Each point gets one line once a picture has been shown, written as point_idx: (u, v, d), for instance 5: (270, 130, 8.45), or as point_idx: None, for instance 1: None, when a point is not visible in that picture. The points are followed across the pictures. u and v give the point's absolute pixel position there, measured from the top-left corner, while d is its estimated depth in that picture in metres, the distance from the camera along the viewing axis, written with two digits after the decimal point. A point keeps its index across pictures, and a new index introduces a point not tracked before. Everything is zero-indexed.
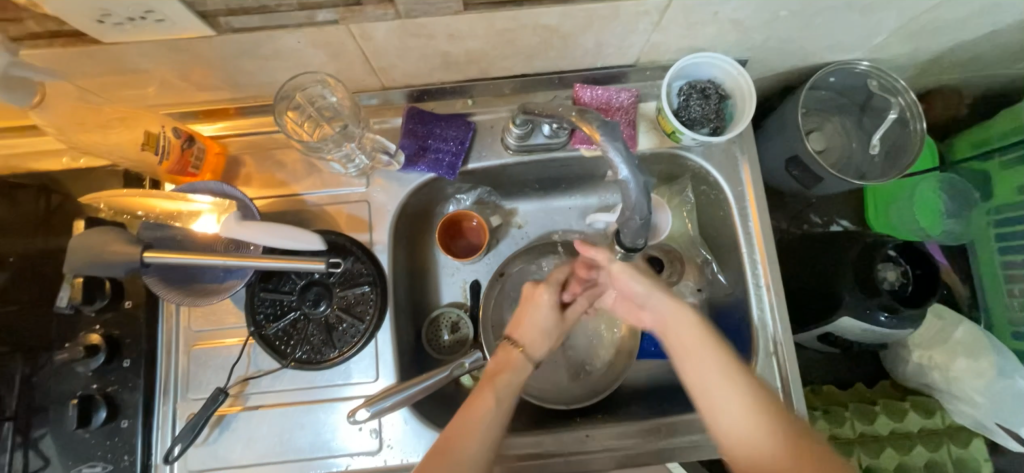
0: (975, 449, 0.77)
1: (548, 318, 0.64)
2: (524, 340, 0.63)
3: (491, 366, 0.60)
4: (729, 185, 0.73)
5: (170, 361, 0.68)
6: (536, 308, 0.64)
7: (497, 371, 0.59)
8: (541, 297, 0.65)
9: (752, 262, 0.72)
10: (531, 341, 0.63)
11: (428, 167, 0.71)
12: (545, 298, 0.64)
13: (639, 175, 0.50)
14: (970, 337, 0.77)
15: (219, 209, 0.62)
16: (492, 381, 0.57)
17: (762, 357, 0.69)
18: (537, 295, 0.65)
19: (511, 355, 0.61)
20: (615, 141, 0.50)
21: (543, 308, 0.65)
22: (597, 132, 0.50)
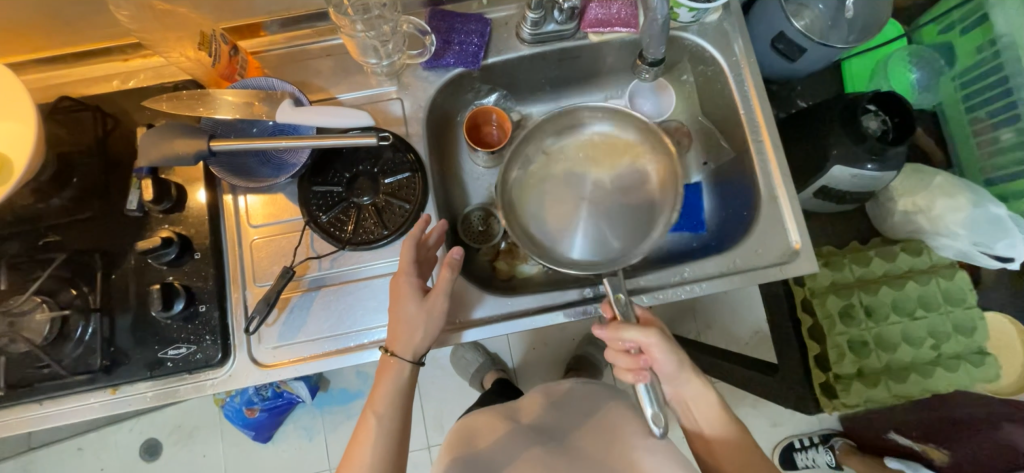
0: (958, 279, 0.87)
1: (410, 308, 0.67)
2: (390, 339, 0.68)
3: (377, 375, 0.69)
4: (723, 57, 0.81)
5: (236, 253, 0.74)
6: (399, 305, 0.67)
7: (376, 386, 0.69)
8: (402, 286, 0.68)
9: (750, 122, 0.80)
10: (399, 343, 0.67)
11: (455, 59, 0.77)
12: (402, 286, 0.68)
13: None
14: (949, 182, 0.86)
15: (231, 115, 0.67)
16: (377, 405, 0.68)
17: (769, 201, 0.77)
18: (400, 286, 0.68)
19: (387, 362, 0.68)
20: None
21: (409, 298, 0.67)
22: None
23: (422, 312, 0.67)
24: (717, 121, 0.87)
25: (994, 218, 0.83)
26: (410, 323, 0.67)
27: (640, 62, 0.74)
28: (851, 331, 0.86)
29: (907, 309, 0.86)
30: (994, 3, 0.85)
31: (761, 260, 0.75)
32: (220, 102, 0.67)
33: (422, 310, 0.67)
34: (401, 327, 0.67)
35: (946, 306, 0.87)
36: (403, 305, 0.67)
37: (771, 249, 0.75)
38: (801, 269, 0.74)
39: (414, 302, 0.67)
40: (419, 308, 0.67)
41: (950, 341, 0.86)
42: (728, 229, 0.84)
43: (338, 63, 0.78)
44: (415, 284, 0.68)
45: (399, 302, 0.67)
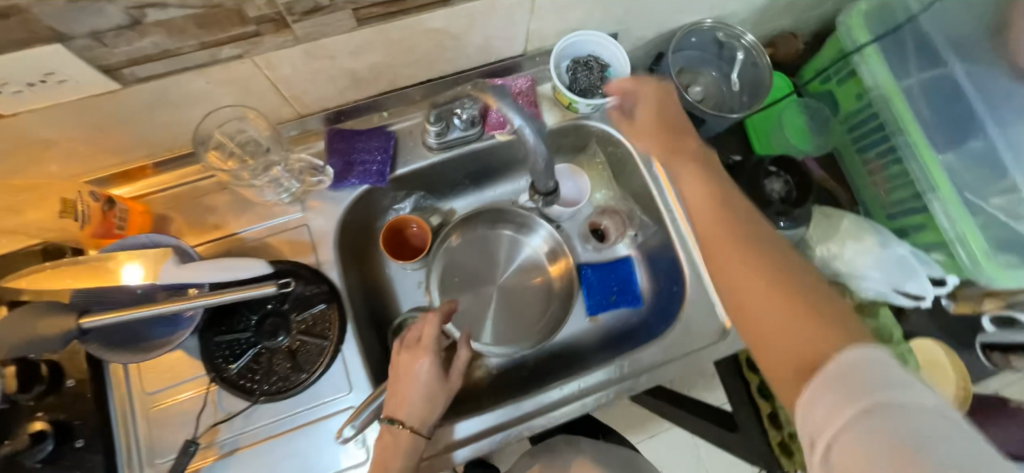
0: (882, 316, 0.92)
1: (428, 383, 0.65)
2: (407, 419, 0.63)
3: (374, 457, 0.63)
4: (629, 140, 0.83)
5: (129, 429, 0.65)
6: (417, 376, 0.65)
7: None
8: (414, 370, 0.65)
9: (664, 201, 0.82)
10: (421, 422, 0.64)
11: (359, 179, 0.75)
12: (422, 366, 0.65)
13: (531, 122, 0.58)
14: (855, 224, 0.92)
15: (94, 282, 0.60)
16: None
17: (693, 281, 0.78)
18: (406, 365, 0.65)
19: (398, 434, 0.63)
20: (507, 99, 0.57)
21: (416, 380, 0.65)
22: (490, 96, 0.57)
23: (443, 391, 0.66)
24: (636, 198, 0.87)
25: (900, 257, 0.89)
26: (409, 400, 0.64)
27: (533, 191, 0.77)
28: None
29: None
30: (860, 61, 0.92)
31: (694, 342, 0.75)
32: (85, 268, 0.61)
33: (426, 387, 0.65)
34: (406, 405, 0.63)
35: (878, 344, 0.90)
36: (408, 380, 0.65)
37: (705, 327, 0.75)
38: (736, 346, 0.73)
39: (421, 382, 0.65)
40: (427, 390, 0.65)
41: None
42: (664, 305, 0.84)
43: (235, 196, 0.74)
44: (428, 369, 0.65)
45: (404, 375, 0.65)
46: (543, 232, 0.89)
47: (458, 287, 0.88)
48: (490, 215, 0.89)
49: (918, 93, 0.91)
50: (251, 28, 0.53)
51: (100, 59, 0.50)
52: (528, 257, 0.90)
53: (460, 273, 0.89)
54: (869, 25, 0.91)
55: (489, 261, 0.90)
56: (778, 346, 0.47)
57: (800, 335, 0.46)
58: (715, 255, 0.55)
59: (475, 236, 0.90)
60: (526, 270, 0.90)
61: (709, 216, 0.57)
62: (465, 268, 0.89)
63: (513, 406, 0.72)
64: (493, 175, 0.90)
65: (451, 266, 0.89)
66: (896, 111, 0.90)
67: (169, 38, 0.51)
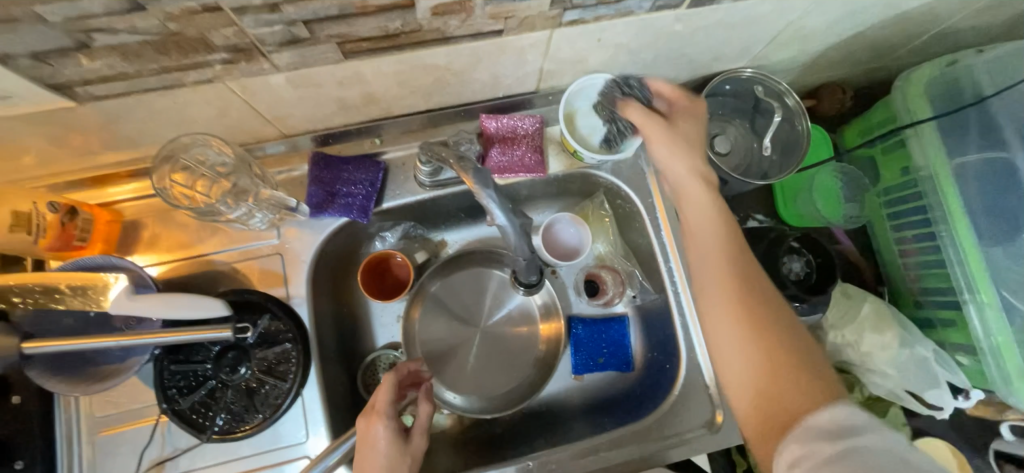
0: (891, 414, 0.85)
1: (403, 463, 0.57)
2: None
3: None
4: (639, 197, 0.76)
5: (72, 451, 0.62)
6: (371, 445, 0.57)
7: None
8: (373, 435, 0.57)
9: (668, 268, 0.74)
10: None
11: (337, 213, 0.69)
12: (379, 433, 0.57)
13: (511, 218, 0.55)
14: (876, 313, 0.82)
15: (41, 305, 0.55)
16: None
17: (689, 361, 0.71)
18: (368, 432, 0.58)
19: None
20: (488, 189, 0.53)
21: (374, 449, 0.57)
22: (470, 179, 0.53)
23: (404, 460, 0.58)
24: (641, 258, 0.80)
25: (922, 359, 0.79)
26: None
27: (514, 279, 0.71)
28: None
29: None
30: (911, 134, 0.84)
31: (680, 428, 0.69)
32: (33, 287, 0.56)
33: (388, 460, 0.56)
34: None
35: None
36: (369, 453, 0.56)
37: (692, 415, 0.69)
38: (726, 440, 0.68)
39: (380, 454, 0.56)
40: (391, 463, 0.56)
41: None
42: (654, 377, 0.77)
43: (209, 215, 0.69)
44: (386, 435, 0.57)
45: (364, 445, 0.57)
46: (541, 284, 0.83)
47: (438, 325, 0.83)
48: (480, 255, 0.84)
49: (970, 174, 0.80)
50: (221, 54, 0.48)
51: (49, 77, 0.45)
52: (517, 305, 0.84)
53: (442, 311, 0.83)
54: (931, 100, 0.83)
55: (475, 301, 0.84)
56: (778, 405, 0.46)
57: (797, 387, 0.46)
58: (752, 353, 0.49)
59: (462, 274, 0.85)
60: (512, 319, 0.84)
61: (714, 301, 0.53)
62: (448, 306, 0.83)
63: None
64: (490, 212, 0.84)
65: (434, 303, 0.83)
66: (943, 194, 0.80)
67: (125, 61, 0.46)
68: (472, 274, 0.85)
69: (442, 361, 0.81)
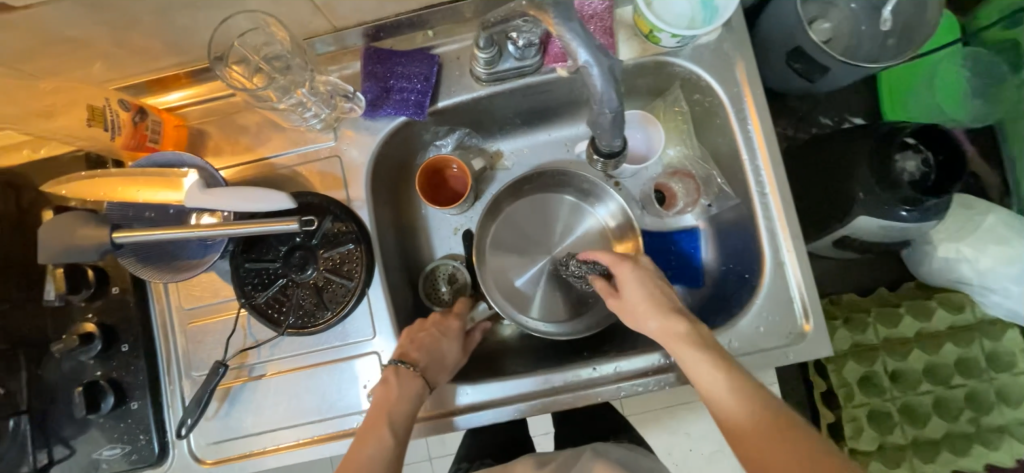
0: (1008, 340, 0.75)
1: (452, 349, 0.67)
2: (422, 363, 0.62)
3: (377, 396, 0.59)
4: (723, 88, 0.66)
5: (169, 341, 0.67)
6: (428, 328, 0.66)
7: (384, 399, 0.59)
8: (448, 324, 0.68)
9: (754, 166, 0.66)
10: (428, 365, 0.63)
11: (394, 109, 0.66)
12: (454, 326, 0.69)
13: (603, 59, 0.49)
14: (1003, 224, 0.72)
15: (117, 197, 0.59)
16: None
17: (774, 269, 0.64)
18: (442, 322, 0.68)
19: (403, 376, 0.61)
20: (570, 22, 0.47)
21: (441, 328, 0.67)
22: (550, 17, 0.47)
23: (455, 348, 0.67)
24: (722, 162, 0.71)
25: None
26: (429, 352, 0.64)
27: (593, 149, 0.66)
28: (873, 402, 0.75)
29: (941, 375, 0.74)
30: None
31: (761, 341, 0.63)
32: (113, 180, 0.59)
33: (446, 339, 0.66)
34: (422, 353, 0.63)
35: (990, 372, 0.75)
36: (428, 332, 0.66)
37: (775, 328, 0.63)
38: (812, 354, 0.62)
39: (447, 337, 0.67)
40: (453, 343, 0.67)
41: (992, 413, 0.74)
42: (731, 290, 0.71)
43: (267, 117, 0.69)
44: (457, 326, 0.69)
45: (426, 326, 0.66)
46: (614, 207, 0.76)
47: (509, 250, 0.77)
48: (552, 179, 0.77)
49: None
50: None
51: None
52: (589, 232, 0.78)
53: (512, 238, 0.78)
54: None
55: (547, 227, 0.78)
56: None
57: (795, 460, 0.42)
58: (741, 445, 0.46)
59: (529, 202, 0.79)
60: (583, 246, 0.78)
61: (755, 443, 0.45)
62: (519, 230, 0.78)
63: (552, 374, 0.67)
64: (549, 116, 0.77)
65: (504, 228, 0.78)
66: None
67: None
68: (545, 200, 0.79)
69: (513, 291, 0.76)
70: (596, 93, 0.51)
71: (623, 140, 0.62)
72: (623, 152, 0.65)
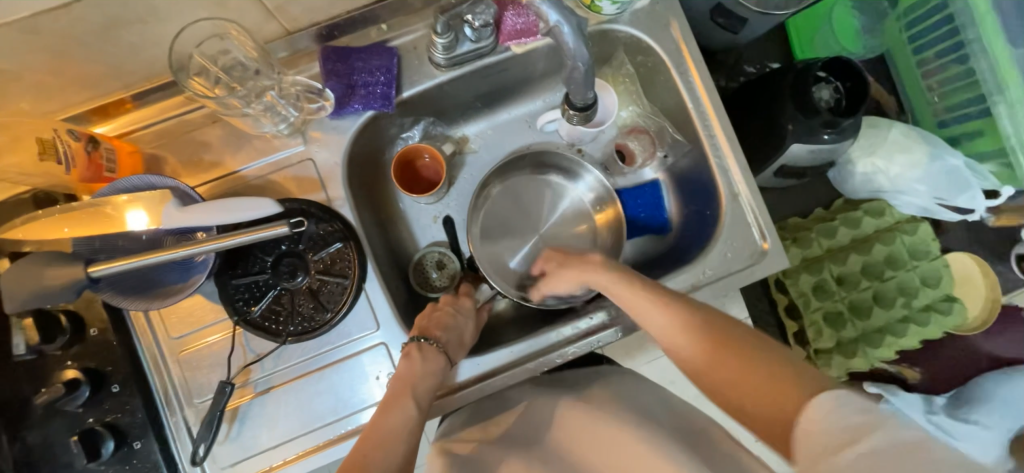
0: (921, 232, 0.88)
1: (469, 326, 0.71)
2: (441, 339, 0.67)
3: (401, 369, 0.63)
4: (663, 46, 0.73)
5: (164, 375, 0.66)
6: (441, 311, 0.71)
7: (409, 373, 0.62)
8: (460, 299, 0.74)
9: (700, 114, 0.73)
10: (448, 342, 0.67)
11: (362, 104, 0.68)
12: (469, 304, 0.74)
13: (569, 18, 0.55)
14: (903, 135, 0.85)
15: (87, 231, 0.56)
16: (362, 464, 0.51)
17: (730, 201, 0.72)
18: (457, 299, 0.74)
19: (427, 350, 0.65)
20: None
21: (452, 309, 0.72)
22: None
23: (469, 322, 0.72)
24: (671, 115, 0.79)
25: (952, 169, 0.84)
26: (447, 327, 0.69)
27: (567, 105, 0.71)
28: (826, 305, 0.86)
29: (876, 271, 0.86)
30: None
31: (731, 265, 0.71)
32: (78, 214, 0.56)
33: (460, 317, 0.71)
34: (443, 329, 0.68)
35: (913, 261, 0.87)
36: (445, 311, 0.71)
37: (739, 252, 0.71)
38: (774, 268, 0.70)
39: (464, 315, 0.72)
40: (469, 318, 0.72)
41: (920, 296, 0.86)
42: (696, 228, 0.78)
43: (228, 130, 0.67)
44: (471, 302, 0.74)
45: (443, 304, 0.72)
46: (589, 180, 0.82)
47: (500, 236, 0.83)
48: (528, 163, 0.82)
49: None
50: None
51: None
52: (570, 205, 0.84)
53: (500, 224, 0.83)
54: None
55: (530, 207, 0.84)
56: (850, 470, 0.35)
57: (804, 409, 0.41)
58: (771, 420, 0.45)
59: (508, 188, 0.84)
60: (567, 220, 0.84)
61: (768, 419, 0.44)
62: (505, 214, 0.83)
63: (549, 334, 0.71)
64: (507, 95, 0.81)
65: (490, 214, 0.83)
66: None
67: None
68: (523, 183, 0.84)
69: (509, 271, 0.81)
70: (569, 51, 0.57)
71: (594, 91, 0.67)
72: (594, 106, 0.70)
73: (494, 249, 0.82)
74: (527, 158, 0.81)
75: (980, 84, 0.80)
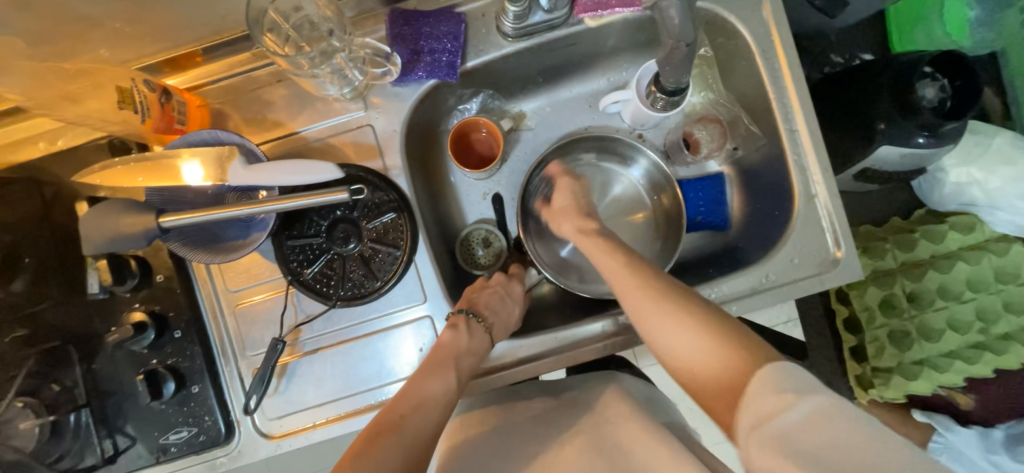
0: (1014, 254, 0.79)
1: (514, 309, 0.71)
2: (489, 318, 0.66)
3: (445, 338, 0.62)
4: (750, 28, 0.67)
5: (220, 324, 0.67)
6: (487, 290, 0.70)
7: (454, 345, 0.61)
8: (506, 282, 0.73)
9: (782, 105, 0.68)
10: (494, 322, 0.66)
11: (426, 72, 0.66)
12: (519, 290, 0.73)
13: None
14: (1008, 145, 0.77)
15: (159, 182, 0.57)
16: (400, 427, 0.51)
17: (805, 202, 0.67)
18: (504, 281, 0.73)
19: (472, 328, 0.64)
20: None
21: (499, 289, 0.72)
22: None
23: (516, 305, 0.71)
24: (748, 105, 0.73)
25: None
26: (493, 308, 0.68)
27: (657, 87, 0.66)
28: (892, 322, 0.80)
29: (954, 292, 0.79)
30: None
31: (797, 271, 0.67)
32: (152, 164, 0.57)
33: (506, 300, 0.71)
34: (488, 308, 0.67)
35: (999, 285, 0.79)
36: (493, 291, 0.70)
37: (809, 258, 0.67)
38: (846, 278, 0.65)
39: (512, 301, 0.71)
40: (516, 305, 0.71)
41: (1001, 323, 0.79)
42: (761, 228, 0.74)
43: (292, 90, 0.67)
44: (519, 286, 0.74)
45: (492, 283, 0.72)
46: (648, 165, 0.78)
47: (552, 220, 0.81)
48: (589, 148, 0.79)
49: None
50: None
51: None
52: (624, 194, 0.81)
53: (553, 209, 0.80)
54: None
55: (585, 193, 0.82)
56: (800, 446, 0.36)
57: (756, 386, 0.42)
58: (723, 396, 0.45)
59: (563, 171, 0.81)
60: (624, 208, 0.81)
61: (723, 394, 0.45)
62: None
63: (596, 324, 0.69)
64: (572, 72, 0.77)
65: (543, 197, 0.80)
66: None
67: None
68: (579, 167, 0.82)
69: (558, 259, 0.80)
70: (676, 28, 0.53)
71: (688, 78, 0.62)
72: (684, 91, 0.66)
73: (544, 232, 0.80)
74: (590, 141, 0.78)
75: None
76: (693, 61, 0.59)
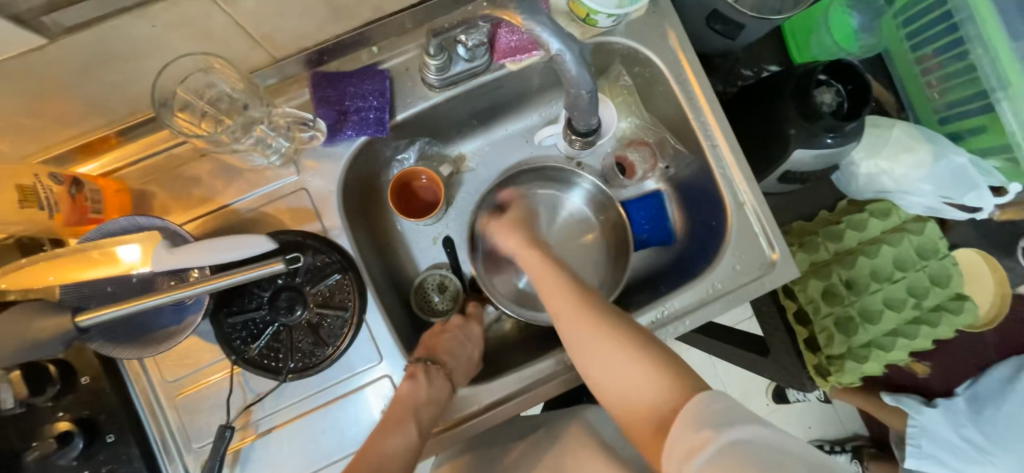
0: (929, 232, 0.86)
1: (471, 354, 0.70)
2: (448, 364, 0.66)
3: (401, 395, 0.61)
4: (661, 57, 0.72)
5: (158, 417, 0.63)
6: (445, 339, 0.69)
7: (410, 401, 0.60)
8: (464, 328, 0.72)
9: (700, 124, 0.72)
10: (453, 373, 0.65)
11: (355, 130, 0.66)
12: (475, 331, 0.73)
13: (569, 43, 0.54)
14: (906, 134, 0.84)
15: (75, 280, 0.54)
16: None
17: (736, 211, 0.70)
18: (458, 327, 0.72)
19: (431, 383, 0.62)
20: (540, 16, 0.52)
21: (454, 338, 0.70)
22: (517, 15, 0.52)
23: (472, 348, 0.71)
24: (672, 126, 0.77)
25: (957, 167, 0.83)
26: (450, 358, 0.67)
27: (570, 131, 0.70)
28: (837, 310, 0.84)
29: (885, 274, 0.85)
30: None
31: (739, 278, 0.69)
32: (66, 261, 0.54)
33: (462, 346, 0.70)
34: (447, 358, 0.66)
35: (922, 261, 0.86)
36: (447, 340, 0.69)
37: (749, 262, 0.70)
38: (783, 279, 0.68)
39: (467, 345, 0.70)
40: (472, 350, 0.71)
41: (930, 296, 0.85)
42: (702, 239, 0.77)
43: (218, 163, 0.65)
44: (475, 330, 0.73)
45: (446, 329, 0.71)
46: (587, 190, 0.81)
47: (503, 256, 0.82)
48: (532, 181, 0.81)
49: None
50: None
51: (8, 3, 0.40)
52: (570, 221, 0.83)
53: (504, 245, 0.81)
54: None
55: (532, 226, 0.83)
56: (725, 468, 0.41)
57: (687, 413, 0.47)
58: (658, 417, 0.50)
59: (510, 208, 0.82)
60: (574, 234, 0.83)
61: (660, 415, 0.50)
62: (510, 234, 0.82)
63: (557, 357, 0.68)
64: (503, 112, 0.79)
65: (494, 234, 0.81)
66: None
67: None
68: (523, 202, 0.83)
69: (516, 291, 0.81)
70: (572, 79, 0.57)
71: (598, 117, 0.66)
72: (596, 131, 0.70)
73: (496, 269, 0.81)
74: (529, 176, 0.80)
75: (980, 81, 0.79)
76: (596, 101, 0.63)
